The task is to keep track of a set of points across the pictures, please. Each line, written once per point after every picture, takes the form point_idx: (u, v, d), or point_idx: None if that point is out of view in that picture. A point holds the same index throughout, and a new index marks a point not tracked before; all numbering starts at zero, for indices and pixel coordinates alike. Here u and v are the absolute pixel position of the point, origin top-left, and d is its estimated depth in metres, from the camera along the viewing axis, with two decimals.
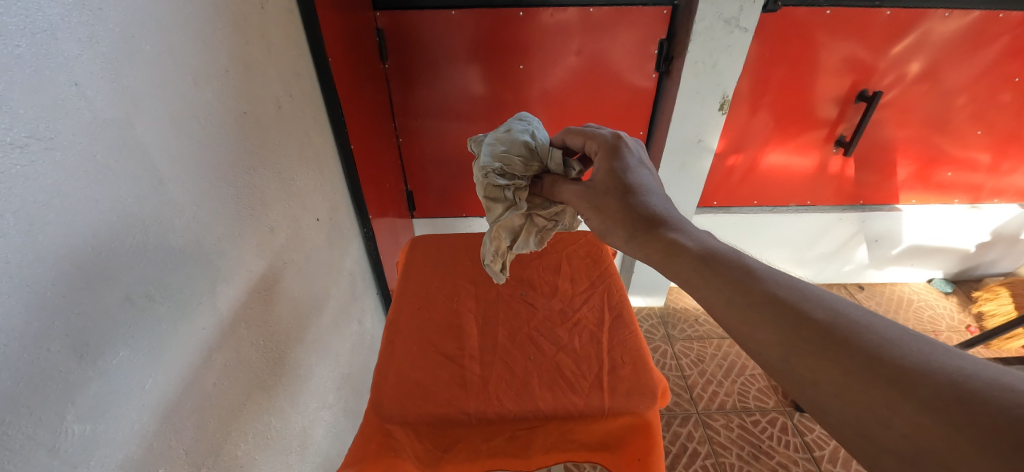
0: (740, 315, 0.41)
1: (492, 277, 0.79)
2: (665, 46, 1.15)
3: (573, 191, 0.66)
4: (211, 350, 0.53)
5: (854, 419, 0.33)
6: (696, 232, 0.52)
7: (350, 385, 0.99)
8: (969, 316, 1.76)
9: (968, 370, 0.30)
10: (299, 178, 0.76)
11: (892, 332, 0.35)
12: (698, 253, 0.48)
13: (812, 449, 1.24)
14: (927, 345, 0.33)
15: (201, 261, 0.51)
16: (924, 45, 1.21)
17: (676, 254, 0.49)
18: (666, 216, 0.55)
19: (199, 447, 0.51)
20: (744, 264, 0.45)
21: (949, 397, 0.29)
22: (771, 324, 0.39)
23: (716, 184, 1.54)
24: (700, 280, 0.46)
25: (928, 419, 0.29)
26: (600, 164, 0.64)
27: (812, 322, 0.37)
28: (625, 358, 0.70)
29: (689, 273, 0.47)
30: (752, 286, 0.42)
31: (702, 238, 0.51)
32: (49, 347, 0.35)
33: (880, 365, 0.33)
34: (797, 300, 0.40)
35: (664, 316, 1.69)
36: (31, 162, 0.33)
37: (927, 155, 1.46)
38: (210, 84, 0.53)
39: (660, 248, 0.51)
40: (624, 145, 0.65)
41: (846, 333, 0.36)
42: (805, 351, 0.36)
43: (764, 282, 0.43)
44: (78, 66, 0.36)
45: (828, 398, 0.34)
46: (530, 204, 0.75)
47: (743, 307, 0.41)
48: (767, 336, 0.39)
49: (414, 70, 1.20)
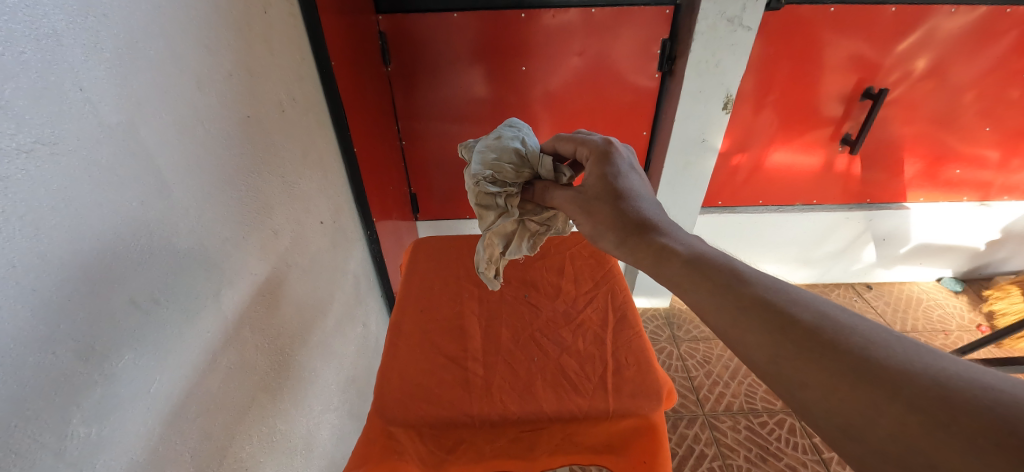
0: (730, 315, 0.41)
1: (485, 283, 0.78)
2: (668, 46, 1.14)
3: (564, 196, 0.65)
4: (216, 353, 0.53)
5: (838, 417, 0.32)
6: (687, 238, 0.51)
7: (355, 387, 0.99)
8: (980, 315, 1.73)
9: (950, 370, 0.30)
10: (303, 181, 0.77)
11: (875, 334, 0.34)
12: (688, 258, 0.47)
13: (820, 451, 1.23)
14: (910, 346, 0.33)
15: (206, 265, 0.52)
16: (930, 41, 1.19)
17: (666, 259, 0.49)
18: (655, 221, 0.55)
19: (204, 450, 0.51)
20: (735, 269, 0.44)
21: (933, 397, 0.29)
22: (764, 321, 0.38)
23: (721, 183, 1.53)
24: (691, 280, 0.45)
25: (913, 418, 0.29)
26: (591, 170, 0.63)
27: (799, 325, 0.37)
28: (630, 360, 0.70)
29: (679, 277, 0.47)
30: (747, 288, 0.42)
31: (692, 243, 0.50)
32: (55, 351, 0.35)
33: (865, 367, 0.32)
34: (787, 297, 0.40)
35: (669, 317, 1.68)
36: (38, 167, 0.33)
37: (935, 152, 1.44)
38: (214, 89, 0.53)
39: (650, 254, 0.51)
40: (615, 149, 0.64)
41: (833, 335, 0.35)
42: (793, 352, 0.36)
43: (755, 281, 0.42)
44: (83, 73, 0.37)
45: (814, 397, 0.34)
46: (523, 210, 0.75)
47: (738, 305, 0.41)
48: (757, 334, 0.38)
49: (416, 73, 1.20)
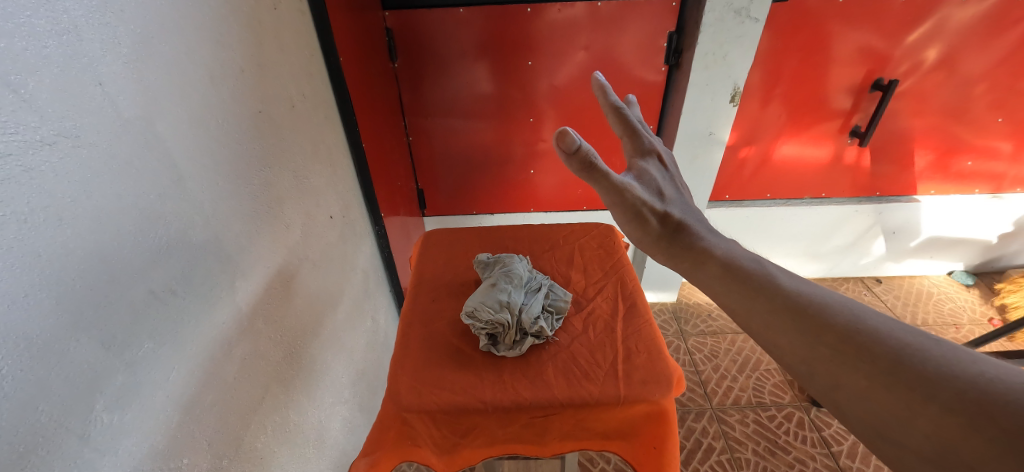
0: (760, 316, 0.37)
1: (541, 336, 0.70)
2: (675, 39, 1.14)
3: (623, 182, 0.51)
4: (230, 343, 0.54)
5: (874, 418, 0.29)
6: (725, 243, 0.47)
7: (364, 381, 0.99)
8: (991, 309, 1.70)
9: (991, 373, 0.26)
10: (313, 175, 0.77)
11: (912, 336, 0.30)
12: (724, 260, 0.43)
13: (830, 444, 1.22)
14: (950, 347, 0.29)
15: (220, 257, 0.52)
16: (940, 31, 1.18)
17: (702, 265, 0.44)
18: (696, 227, 0.49)
19: (220, 439, 0.52)
20: (768, 273, 0.40)
21: (972, 397, 0.26)
22: (793, 320, 0.35)
23: (728, 177, 1.52)
24: (723, 287, 0.41)
25: (951, 420, 0.26)
26: (644, 168, 0.57)
27: (832, 327, 0.33)
28: (640, 347, 0.69)
29: (713, 281, 0.43)
30: (776, 289, 0.38)
31: (730, 248, 0.45)
32: (78, 338, 0.36)
33: (900, 367, 0.29)
34: (821, 297, 0.36)
35: (676, 311, 1.68)
36: (61, 159, 0.34)
37: (946, 144, 1.43)
38: (227, 83, 0.54)
39: (687, 258, 0.46)
40: (659, 156, 0.60)
41: (866, 338, 0.32)
42: (825, 354, 0.32)
43: (788, 283, 0.38)
44: (103, 66, 0.38)
45: (847, 397, 0.31)
46: (522, 278, 0.77)
47: (767, 303, 0.37)
48: (789, 332, 0.35)
49: (423, 69, 1.21)
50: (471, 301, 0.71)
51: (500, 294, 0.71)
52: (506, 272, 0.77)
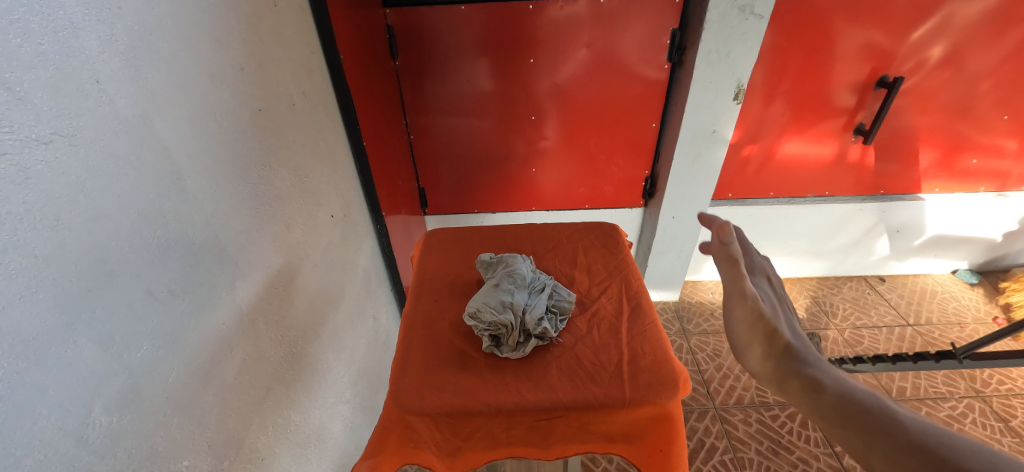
0: (844, 430, 0.42)
1: (545, 338, 0.70)
2: (678, 36, 1.13)
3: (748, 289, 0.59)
4: (231, 343, 0.54)
5: None
6: (837, 373, 0.49)
7: (366, 380, 0.99)
8: (996, 308, 1.69)
9: None
10: (313, 175, 0.77)
11: (982, 454, 0.35)
12: (829, 387, 0.46)
13: (833, 444, 1.21)
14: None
15: (220, 257, 0.52)
16: (946, 28, 1.17)
17: (796, 378, 0.49)
18: (803, 347, 0.53)
19: (220, 440, 0.51)
20: (853, 394, 0.45)
21: None
22: (874, 437, 0.40)
23: (731, 175, 1.50)
24: (812, 399, 0.46)
25: None
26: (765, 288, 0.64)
27: (913, 445, 0.38)
28: (646, 348, 0.69)
29: (803, 394, 0.47)
30: (863, 405, 0.43)
31: (840, 377, 0.48)
32: (76, 340, 0.35)
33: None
34: (896, 417, 0.41)
35: (679, 310, 1.68)
36: (56, 158, 0.33)
37: (951, 141, 1.42)
38: (227, 81, 0.54)
39: (785, 368, 0.51)
40: (769, 276, 0.67)
41: (944, 454, 0.36)
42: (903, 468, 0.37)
43: (870, 401, 0.43)
44: (99, 65, 0.37)
45: None
46: (525, 278, 0.75)
47: (850, 419, 0.42)
48: (871, 450, 0.40)
49: (425, 67, 1.20)
50: (473, 303, 0.70)
51: (504, 294, 0.70)
52: (509, 271, 0.75)
